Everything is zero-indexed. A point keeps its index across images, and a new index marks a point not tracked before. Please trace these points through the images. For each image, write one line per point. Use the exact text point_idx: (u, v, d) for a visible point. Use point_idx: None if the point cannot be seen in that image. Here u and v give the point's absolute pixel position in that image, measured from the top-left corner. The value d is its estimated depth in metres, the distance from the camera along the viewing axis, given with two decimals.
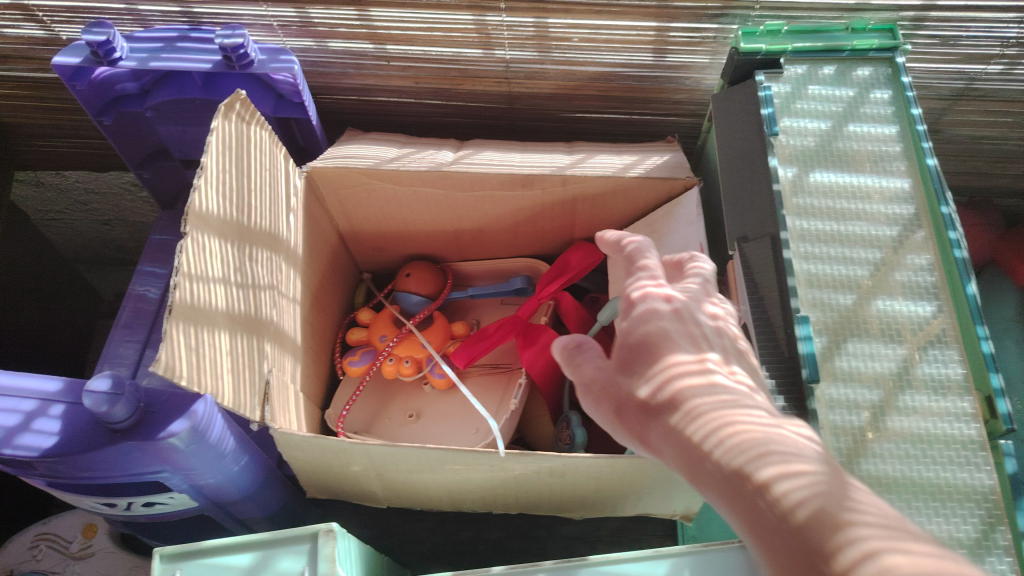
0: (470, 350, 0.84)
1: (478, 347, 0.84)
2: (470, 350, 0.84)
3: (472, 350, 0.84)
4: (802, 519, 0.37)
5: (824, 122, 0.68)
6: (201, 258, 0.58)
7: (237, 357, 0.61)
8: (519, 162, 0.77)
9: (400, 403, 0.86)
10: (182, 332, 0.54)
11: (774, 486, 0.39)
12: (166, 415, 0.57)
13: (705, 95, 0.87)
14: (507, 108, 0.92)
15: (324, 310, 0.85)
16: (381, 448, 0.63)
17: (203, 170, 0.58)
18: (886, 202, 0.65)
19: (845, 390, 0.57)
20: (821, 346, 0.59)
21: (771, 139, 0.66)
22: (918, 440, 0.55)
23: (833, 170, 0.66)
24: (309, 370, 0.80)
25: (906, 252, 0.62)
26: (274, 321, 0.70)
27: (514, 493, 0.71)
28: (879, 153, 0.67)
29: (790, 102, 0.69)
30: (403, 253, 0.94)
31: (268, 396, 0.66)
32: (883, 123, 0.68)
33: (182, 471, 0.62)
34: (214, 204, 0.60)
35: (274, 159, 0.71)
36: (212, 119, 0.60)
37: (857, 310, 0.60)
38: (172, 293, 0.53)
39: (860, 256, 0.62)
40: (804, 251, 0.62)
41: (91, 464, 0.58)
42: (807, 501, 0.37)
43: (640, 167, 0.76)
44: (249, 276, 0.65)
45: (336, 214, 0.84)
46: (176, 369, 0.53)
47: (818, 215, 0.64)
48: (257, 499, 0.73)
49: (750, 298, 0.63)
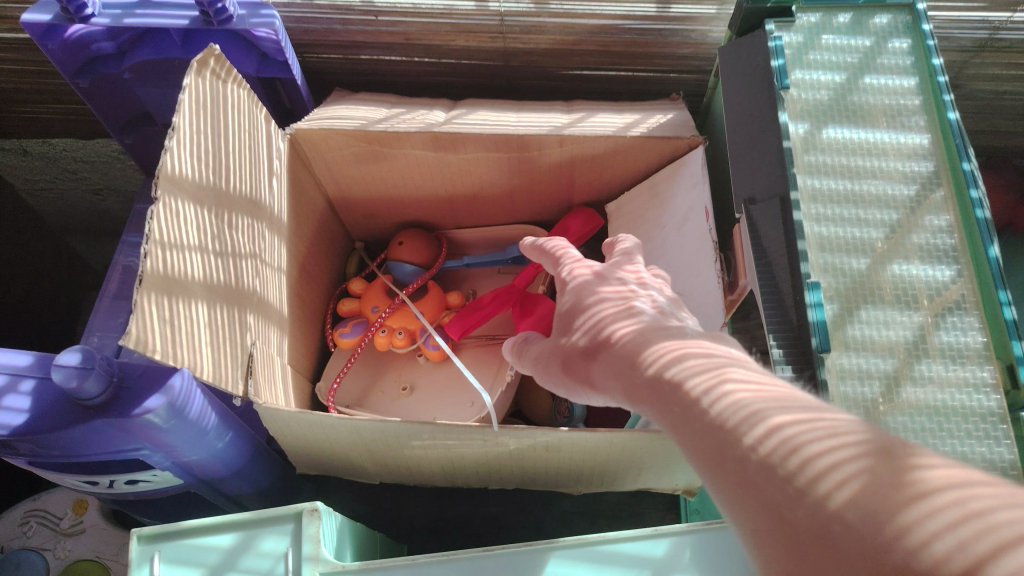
0: (463, 321, 0.81)
1: (471, 318, 0.81)
2: (464, 321, 0.81)
3: (466, 322, 0.81)
4: (825, 484, 0.30)
5: (839, 74, 0.64)
6: (175, 225, 0.54)
7: (216, 330, 0.58)
8: (514, 122, 0.73)
9: (393, 376, 0.84)
10: (156, 303, 0.51)
11: (784, 451, 0.32)
12: (141, 390, 0.54)
13: (711, 49, 0.82)
14: (503, 66, 0.87)
15: (312, 280, 0.82)
16: (368, 423, 0.60)
17: (174, 131, 0.54)
18: (903, 159, 0.60)
19: (857, 360, 0.54)
20: (832, 313, 0.55)
21: (782, 92, 0.62)
22: (935, 412, 0.52)
23: (847, 126, 0.62)
24: (297, 342, 0.77)
25: (925, 213, 0.58)
26: (257, 292, 0.67)
27: (509, 469, 0.68)
28: (897, 108, 0.63)
29: (802, 53, 0.65)
30: (396, 221, 0.90)
31: (251, 370, 0.63)
32: (902, 75, 0.64)
33: (162, 449, 0.59)
34: (187, 168, 0.56)
35: (254, 121, 0.67)
36: (185, 75, 0.56)
37: (872, 275, 0.56)
38: (143, 261, 0.50)
39: (874, 217, 0.58)
40: (815, 213, 0.58)
41: (64, 442, 0.55)
42: (826, 462, 0.30)
43: (642, 126, 0.71)
44: (229, 245, 0.62)
45: (324, 179, 0.81)
46: (149, 344, 0.49)
47: (830, 173, 0.60)
48: (246, 475, 0.71)
49: (758, 264, 0.59)
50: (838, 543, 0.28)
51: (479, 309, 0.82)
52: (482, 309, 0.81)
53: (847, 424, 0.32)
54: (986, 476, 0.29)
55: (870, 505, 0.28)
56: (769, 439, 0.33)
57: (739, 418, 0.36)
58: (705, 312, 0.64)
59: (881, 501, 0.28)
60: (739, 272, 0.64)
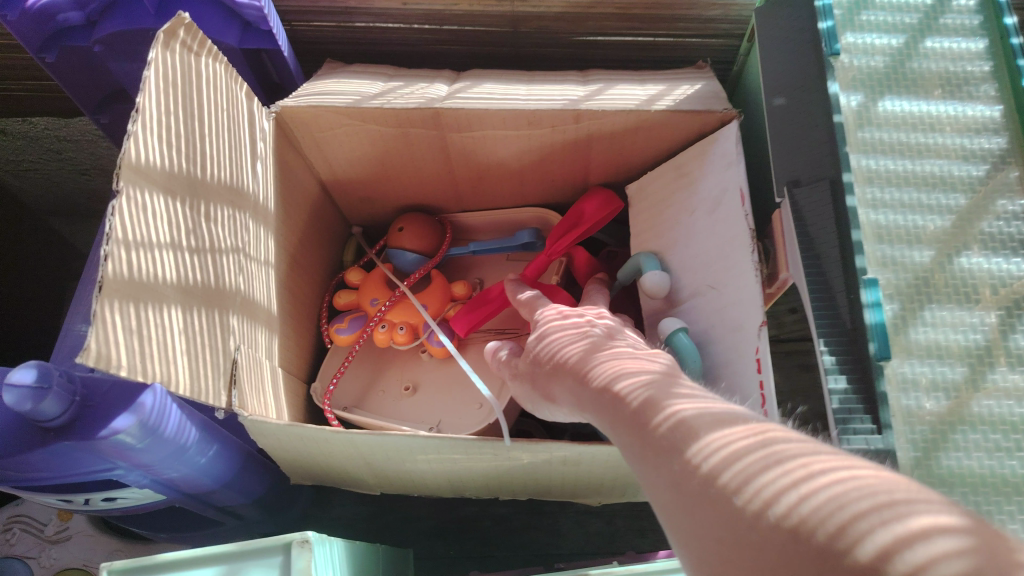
0: (468, 316, 0.75)
1: (476, 313, 0.75)
2: (468, 316, 0.75)
3: (470, 317, 0.75)
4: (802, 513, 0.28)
5: (896, 38, 0.57)
6: (141, 220, 0.48)
7: (193, 336, 0.52)
8: (524, 96, 0.66)
9: (395, 374, 0.77)
10: (119, 312, 0.44)
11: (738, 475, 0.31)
12: (109, 408, 0.48)
13: (742, 11, 0.74)
14: (511, 32, 0.79)
15: (304, 272, 0.75)
16: (365, 436, 0.54)
17: (138, 112, 0.48)
18: (969, 136, 0.53)
19: (921, 368, 0.47)
20: (892, 314, 0.48)
21: (831, 59, 0.55)
22: (1012, 429, 0.45)
23: (905, 98, 0.54)
24: (288, 341, 0.70)
25: (995, 197, 0.51)
26: (241, 290, 0.60)
27: (522, 481, 0.62)
28: (962, 76, 0.55)
29: (853, 14, 0.58)
30: (395, 204, 0.83)
31: (235, 378, 0.56)
32: (968, 38, 0.56)
33: (139, 467, 0.53)
34: (154, 154, 0.49)
35: (234, 99, 0.60)
36: (150, 48, 0.49)
37: (935, 269, 0.49)
38: (103, 265, 0.43)
39: (937, 201, 0.51)
40: (871, 198, 0.51)
41: (25, 464, 0.49)
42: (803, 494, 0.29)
43: (667, 99, 0.64)
44: (206, 240, 0.55)
45: (315, 160, 0.74)
46: (111, 359, 0.43)
47: (887, 151, 0.53)
48: (236, 486, 0.65)
49: (803, 256, 0.51)
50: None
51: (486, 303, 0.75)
52: (489, 303, 0.75)
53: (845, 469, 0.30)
54: None
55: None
56: (759, 477, 0.31)
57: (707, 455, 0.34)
58: (739, 308, 0.57)
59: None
60: (779, 263, 0.57)
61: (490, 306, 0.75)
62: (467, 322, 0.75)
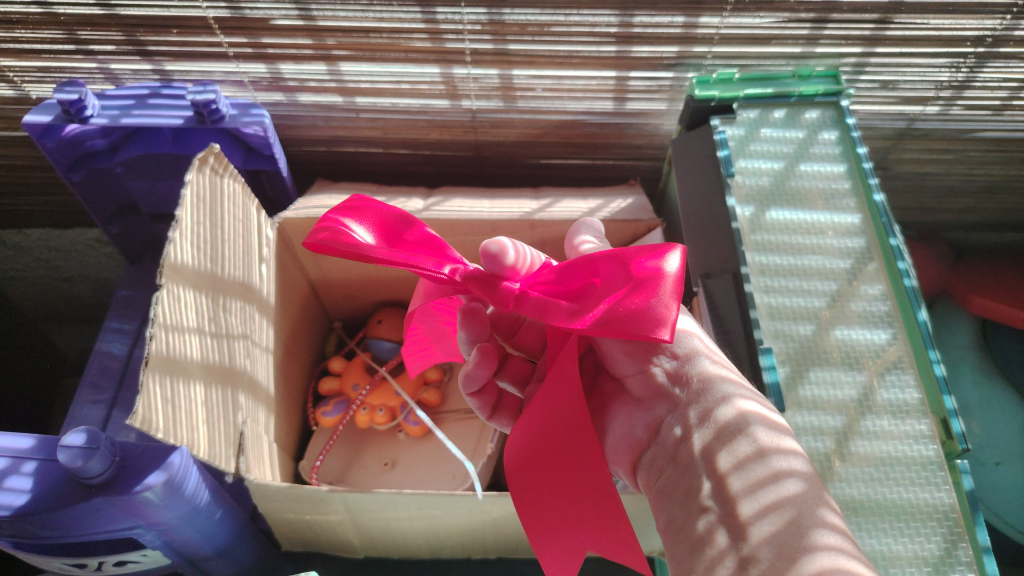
0: (625, 316, 0.40)
1: (328, 218, 0.52)
2: (633, 327, 0.39)
3: (631, 300, 0.41)
4: (734, 496, 0.42)
5: (778, 163, 0.73)
6: (176, 309, 0.56)
7: (211, 408, 0.60)
8: (488, 208, 0.80)
9: (374, 452, 0.85)
10: (159, 383, 0.52)
11: (720, 454, 0.44)
12: (141, 468, 0.57)
13: (663, 139, 0.92)
14: (474, 156, 0.95)
15: (296, 361, 0.85)
16: (357, 495, 0.62)
17: (178, 223, 0.57)
18: (839, 237, 0.68)
19: (810, 418, 0.58)
20: (785, 376, 0.60)
21: (728, 179, 0.71)
22: (886, 463, 0.56)
23: (788, 208, 0.70)
24: (282, 421, 0.79)
25: (861, 283, 0.65)
26: (247, 371, 0.70)
27: (492, 535, 0.72)
28: (830, 191, 0.71)
29: (745, 144, 0.74)
30: (375, 300, 0.94)
31: (242, 447, 0.65)
32: (832, 162, 0.73)
33: (156, 527, 0.60)
34: (189, 256, 0.59)
35: (247, 210, 0.71)
36: (187, 171, 0.60)
37: (818, 339, 0.62)
38: (149, 344, 0.51)
39: (817, 287, 0.65)
40: (764, 285, 0.65)
41: (62, 522, 0.57)
42: (748, 485, 0.42)
43: (605, 211, 0.79)
44: (223, 327, 0.65)
45: (307, 264, 0.85)
46: (152, 423, 0.50)
47: (775, 249, 0.67)
48: (231, 555, 0.71)
49: (717, 333, 0.65)
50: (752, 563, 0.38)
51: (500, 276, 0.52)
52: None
53: (795, 484, 0.41)
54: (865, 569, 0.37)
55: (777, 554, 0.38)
56: (737, 462, 0.43)
57: (709, 426, 0.45)
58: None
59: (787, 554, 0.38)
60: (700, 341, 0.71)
61: (368, 212, 0.53)
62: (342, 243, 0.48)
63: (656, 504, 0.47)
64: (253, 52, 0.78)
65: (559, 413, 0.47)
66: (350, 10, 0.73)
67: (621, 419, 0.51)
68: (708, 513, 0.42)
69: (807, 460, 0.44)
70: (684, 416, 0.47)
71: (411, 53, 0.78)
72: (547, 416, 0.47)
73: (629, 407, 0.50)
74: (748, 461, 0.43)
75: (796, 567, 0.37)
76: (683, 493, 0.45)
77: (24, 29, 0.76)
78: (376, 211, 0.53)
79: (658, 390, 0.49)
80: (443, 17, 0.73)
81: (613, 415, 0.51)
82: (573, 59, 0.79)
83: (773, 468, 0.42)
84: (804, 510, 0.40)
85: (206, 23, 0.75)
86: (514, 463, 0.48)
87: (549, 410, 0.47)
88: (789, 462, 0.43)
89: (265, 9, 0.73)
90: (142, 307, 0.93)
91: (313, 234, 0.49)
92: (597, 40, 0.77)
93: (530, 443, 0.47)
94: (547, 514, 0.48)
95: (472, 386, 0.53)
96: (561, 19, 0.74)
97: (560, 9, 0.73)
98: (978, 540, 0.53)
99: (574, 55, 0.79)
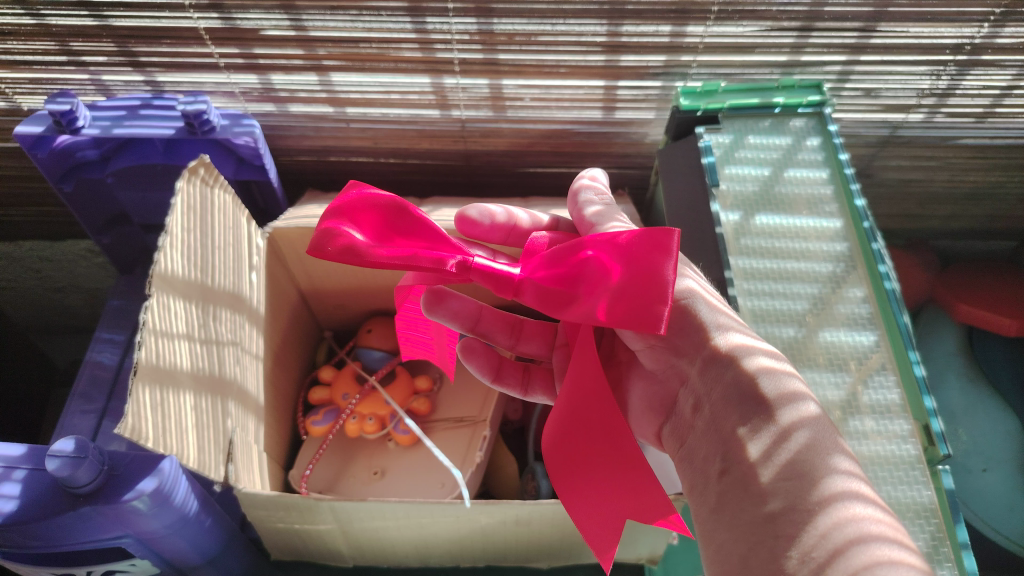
0: (625, 305, 0.43)
1: (325, 220, 0.51)
2: (630, 315, 0.42)
3: (627, 286, 0.43)
4: (750, 458, 0.41)
5: (763, 169, 0.74)
6: (166, 316, 0.57)
7: (201, 416, 0.61)
8: None
9: (364, 462, 0.85)
10: (149, 393, 0.52)
11: (737, 417, 0.43)
12: (131, 476, 0.58)
13: (650, 148, 0.93)
14: (463, 165, 0.96)
15: (284, 370, 0.86)
16: (343, 503, 0.63)
17: (169, 232, 0.58)
18: (824, 241, 0.69)
19: None
20: None
21: (713, 188, 0.71)
22: (872, 463, 0.57)
23: (773, 214, 0.71)
24: (270, 430, 0.80)
25: (845, 287, 0.66)
26: (237, 379, 0.70)
27: (481, 543, 0.72)
28: (814, 197, 0.72)
29: (731, 151, 0.75)
30: (364, 309, 0.95)
31: (231, 454, 0.65)
32: (816, 167, 0.74)
33: (145, 536, 0.61)
34: (178, 266, 0.60)
35: (237, 220, 0.71)
36: (176, 180, 0.60)
37: (804, 341, 0.63)
38: (139, 353, 0.52)
39: (799, 291, 0.66)
40: (748, 288, 0.66)
41: (52, 531, 0.57)
42: (762, 445, 0.41)
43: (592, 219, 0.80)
44: (213, 333, 0.65)
45: (297, 273, 0.86)
46: (141, 432, 0.50)
47: (758, 255, 0.68)
48: (220, 564, 0.71)
49: None
50: (765, 525, 0.38)
51: (487, 233, 0.62)
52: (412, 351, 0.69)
53: (808, 436, 0.41)
54: (882, 523, 0.37)
55: (791, 512, 0.38)
56: (752, 424, 0.42)
57: (725, 392, 0.45)
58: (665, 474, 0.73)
59: (801, 510, 0.38)
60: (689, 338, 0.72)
61: (363, 207, 0.53)
62: (341, 246, 0.48)
63: (681, 469, 0.48)
64: (244, 62, 0.79)
65: (585, 386, 0.49)
66: (340, 20, 0.73)
67: (639, 390, 0.54)
68: (724, 476, 0.42)
69: (816, 406, 0.43)
70: (697, 384, 0.48)
71: (400, 63, 0.79)
72: (571, 389, 0.49)
73: (643, 381, 0.54)
74: (764, 420, 0.42)
75: (810, 519, 0.37)
76: (705, 459, 0.45)
77: (16, 40, 0.76)
78: (373, 205, 0.53)
79: (666, 362, 0.51)
80: (433, 27, 0.74)
81: (634, 388, 0.55)
82: (560, 69, 0.80)
83: (789, 423, 0.42)
84: (817, 461, 0.40)
85: (197, 33, 0.75)
86: (551, 445, 0.50)
87: (570, 383, 0.49)
88: (796, 412, 0.42)
89: (256, 19, 0.73)
90: (133, 317, 0.93)
91: (312, 241, 0.49)
92: (584, 50, 0.77)
93: (558, 429, 0.49)
94: (580, 494, 0.49)
95: (487, 374, 0.62)
96: (548, 29, 0.75)
97: (547, 18, 0.74)
98: (957, 538, 0.53)
99: (561, 65, 0.80)
